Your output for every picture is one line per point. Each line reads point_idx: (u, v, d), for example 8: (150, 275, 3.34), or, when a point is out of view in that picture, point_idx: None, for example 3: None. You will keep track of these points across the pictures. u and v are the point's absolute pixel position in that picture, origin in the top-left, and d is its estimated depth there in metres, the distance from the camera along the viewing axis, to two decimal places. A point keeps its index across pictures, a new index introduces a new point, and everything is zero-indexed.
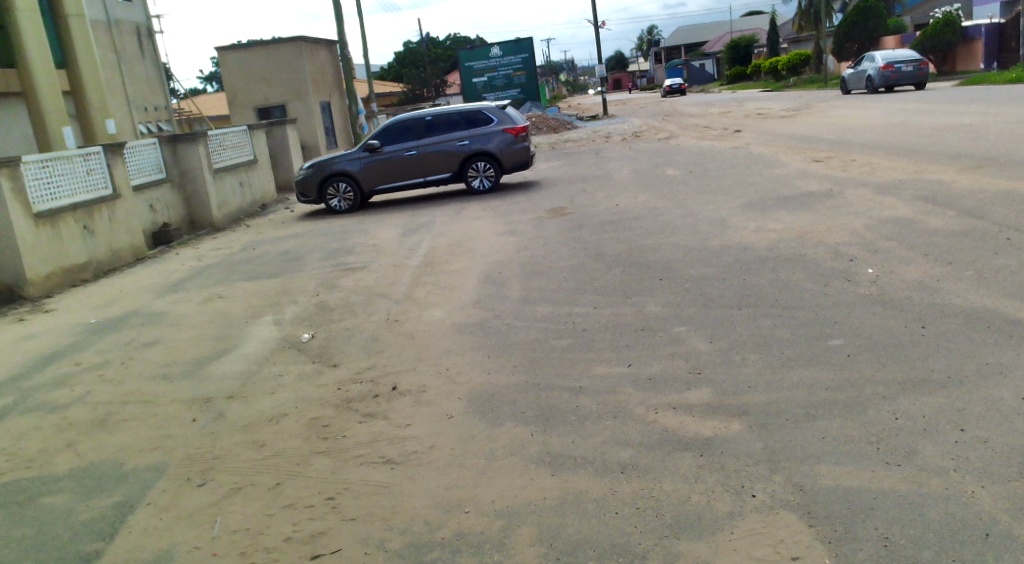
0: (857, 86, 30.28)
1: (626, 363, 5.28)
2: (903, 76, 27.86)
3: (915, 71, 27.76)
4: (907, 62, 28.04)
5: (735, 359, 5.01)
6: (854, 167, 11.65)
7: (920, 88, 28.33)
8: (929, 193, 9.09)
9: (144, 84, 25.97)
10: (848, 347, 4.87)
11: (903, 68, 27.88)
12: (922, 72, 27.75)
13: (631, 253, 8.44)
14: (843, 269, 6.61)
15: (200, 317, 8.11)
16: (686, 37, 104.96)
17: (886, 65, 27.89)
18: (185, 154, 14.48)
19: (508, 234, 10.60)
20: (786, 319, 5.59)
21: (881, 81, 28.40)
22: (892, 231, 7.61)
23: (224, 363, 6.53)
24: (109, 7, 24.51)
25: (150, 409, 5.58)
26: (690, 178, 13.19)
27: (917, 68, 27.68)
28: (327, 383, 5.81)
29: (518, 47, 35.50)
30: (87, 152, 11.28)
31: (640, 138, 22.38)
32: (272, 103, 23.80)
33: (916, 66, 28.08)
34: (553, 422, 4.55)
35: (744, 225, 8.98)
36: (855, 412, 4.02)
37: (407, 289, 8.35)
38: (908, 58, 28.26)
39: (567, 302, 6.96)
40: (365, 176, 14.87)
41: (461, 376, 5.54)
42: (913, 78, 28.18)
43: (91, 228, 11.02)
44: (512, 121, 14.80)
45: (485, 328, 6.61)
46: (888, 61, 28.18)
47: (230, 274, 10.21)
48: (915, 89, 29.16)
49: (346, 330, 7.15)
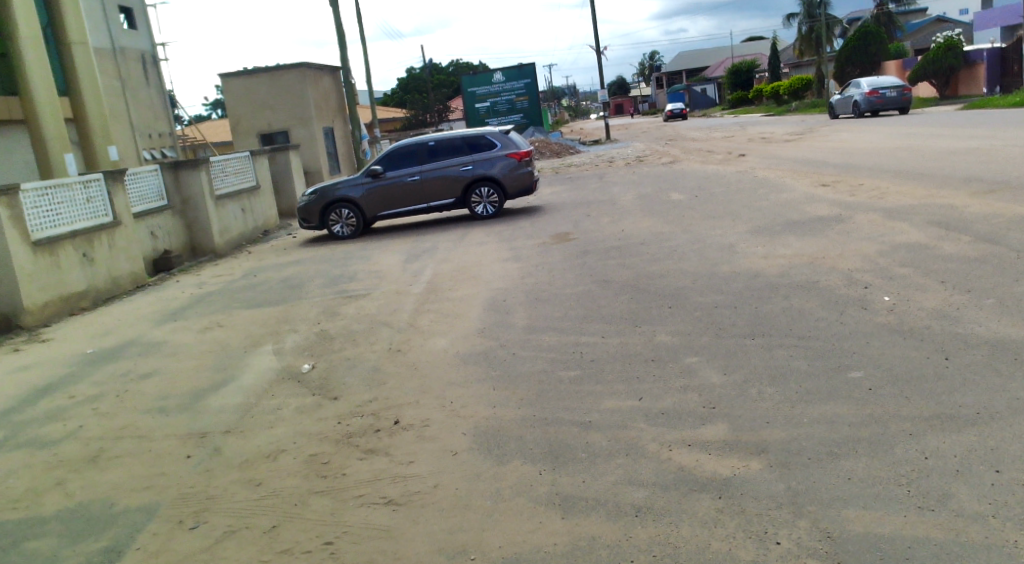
0: (845, 110, 30.68)
1: (638, 396, 5.08)
2: (889, 101, 28.29)
3: (899, 97, 28.30)
4: (891, 88, 28.50)
5: (751, 392, 4.81)
6: (862, 191, 11.50)
7: (905, 113, 28.74)
8: (942, 218, 8.92)
9: (148, 111, 26.04)
10: (870, 380, 4.66)
11: (887, 93, 28.40)
12: (906, 97, 28.31)
13: (639, 280, 8.26)
14: (858, 297, 6.42)
15: (198, 347, 7.93)
16: (687, 62, 105.70)
17: (871, 91, 28.24)
18: (187, 181, 14.41)
19: (512, 260, 10.44)
20: (802, 349, 5.40)
21: (867, 107, 28.82)
22: (906, 258, 7.43)
23: (221, 395, 6.34)
24: (113, 35, 24.64)
25: (143, 445, 5.39)
26: (696, 203, 13.06)
27: (901, 93, 28.23)
28: (327, 417, 5.62)
29: (521, 73, 35.63)
30: (88, 180, 11.20)
31: (644, 163, 22.30)
32: (276, 129, 23.80)
33: (900, 92, 28.54)
34: (562, 460, 4.35)
35: (754, 251, 8.82)
36: (881, 450, 3.82)
37: (409, 317, 8.17)
38: (893, 84, 28.74)
39: (574, 331, 6.77)
40: (368, 202, 14.76)
41: (466, 409, 5.34)
42: (897, 103, 28.63)
43: (91, 255, 10.89)
44: (515, 146, 14.70)
45: (490, 358, 6.43)
46: (874, 87, 28.62)
47: (230, 302, 10.05)
48: (901, 113, 29.55)
49: (346, 361, 6.96)
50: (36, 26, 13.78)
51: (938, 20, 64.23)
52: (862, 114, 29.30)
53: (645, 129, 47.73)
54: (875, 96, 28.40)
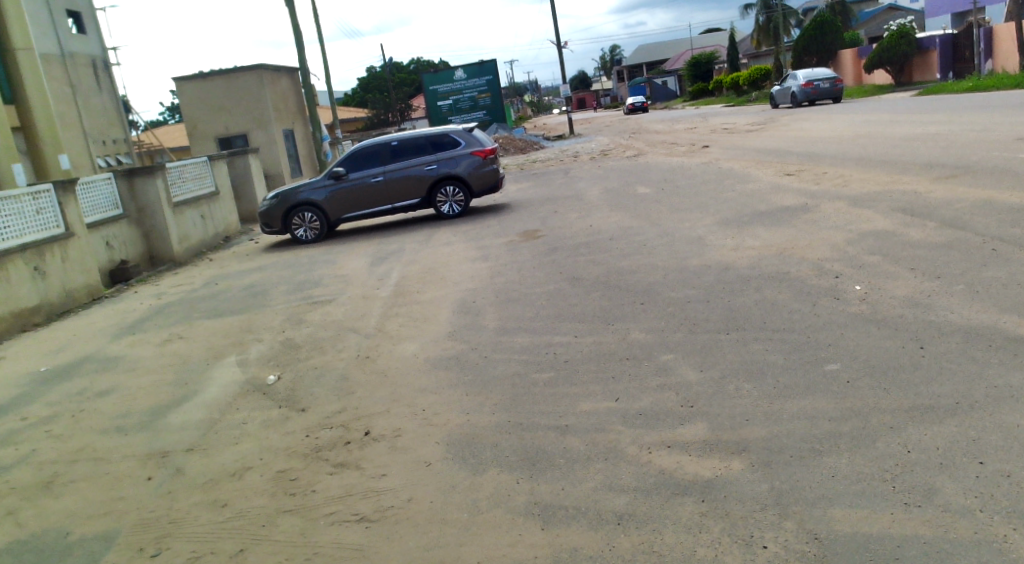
0: (784, 99, 32.43)
1: (614, 397, 4.96)
2: (823, 92, 30.10)
3: (832, 88, 30.18)
4: (824, 78, 30.22)
5: (729, 389, 4.72)
6: (826, 180, 11.56)
7: (837, 102, 30.56)
8: (907, 204, 8.97)
9: (101, 117, 25.38)
10: (847, 372, 4.61)
11: (821, 84, 30.21)
12: (838, 88, 30.22)
13: (610, 276, 8.17)
14: (830, 287, 6.39)
15: (158, 360, 7.67)
16: (647, 55, 106.19)
17: (806, 84, 29.96)
18: (143, 188, 14.01)
19: (480, 260, 10.30)
20: (777, 343, 5.33)
21: (803, 98, 30.61)
22: (874, 245, 7.44)
23: (183, 411, 6.11)
24: (61, 39, 23.96)
25: (102, 468, 5.15)
26: (663, 196, 13.02)
27: (833, 84, 30.21)
28: (296, 430, 5.43)
29: (482, 69, 35.45)
30: (37, 190, 10.83)
31: (609, 156, 22.31)
32: (234, 133, 23.34)
33: (833, 83, 30.32)
34: (539, 467, 4.22)
35: (722, 243, 8.78)
36: (863, 445, 3.76)
37: (377, 322, 7.98)
38: (826, 75, 30.57)
39: (546, 331, 6.65)
40: (332, 205, 14.49)
41: (438, 417, 5.19)
42: (829, 94, 30.40)
43: (42, 269, 10.51)
44: (479, 144, 14.54)
45: (461, 362, 6.27)
46: (809, 79, 30.40)
47: (191, 312, 9.76)
48: (833, 103, 31.26)
49: (314, 370, 6.76)
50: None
51: (889, 8, 65.31)
52: (799, 105, 31.16)
53: (608, 122, 47.92)
54: (809, 88, 30.22)
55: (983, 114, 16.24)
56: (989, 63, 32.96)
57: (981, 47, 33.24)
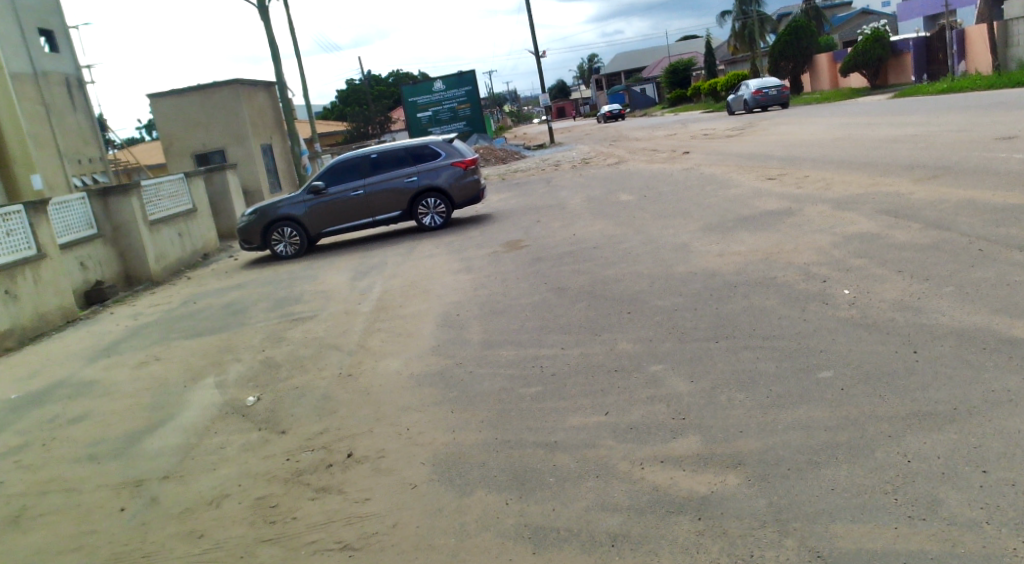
0: (738, 107, 35.17)
1: (603, 411, 4.83)
2: (772, 98, 32.87)
3: (780, 95, 32.97)
4: (773, 86, 33.09)
5: (721, 400, 4.61)
6: (808, 183, 11.54)
7: (785, 107, 33.35)
8: (891, 206, 8.93)
9: (75, 136, 25.03)
10: (842, 379, 4.49)
11: (770, 91, 33.04)
12: (785, 95, 33.08)
13: (595, 285, 8.06)
14: (818, 292, 6.31)
15: (133, 383, 7.46)
16: (625, 63, 106.71)
17: (756, 92, 32.80)
18: (118, 207, 13.75)
19: (464, 272, 10.16)
20: (769, 350, 5.22)
21: (755, 104, 33.36)
22: (860, 248, 7.37)
23: (158, 437, 5.91)
24: (34, 58, 23.66)
25: (72, 500, 4.95)
26: (646, 203, 12.94)
27: (781, 91, 32.99)
28: (276, 453, 5.26)
29: (461, 80, 35.38)
30: (7, 212, 10.60)
31: (590, 165, 22.25)
32: (211, 149, 23.09)
33: (781, 91, 33.05)
34: (530, 486, 4.07)
35: (707, 249, 8.69)
36: (862, 455, 3.64)
37: (360, 338, 7.82)
38: (776, 83, 33.31)
39: (532, 344, 6.51)
40: (311, 220, 14.28)
41: (423, 436, 5.03)
42: (779, 101, 33.20)
43: (14, 291, 10.27)
44: (460, 154, 14.44)
45: (447, 378, 6.11)
46: (760, 88, 33.18)
47: (168, 333, 9.54)
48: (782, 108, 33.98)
49: (295, 390, 6.58)
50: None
51: (862, 12, 65.99)
52: (751, 111, 34.05)
53: (588, 130, 48.02)
54: (759, 95, 33.05)
55: (960, 114, 16.31)
56: (963, 64, 33.20)
57: (954, 48, 33.34)
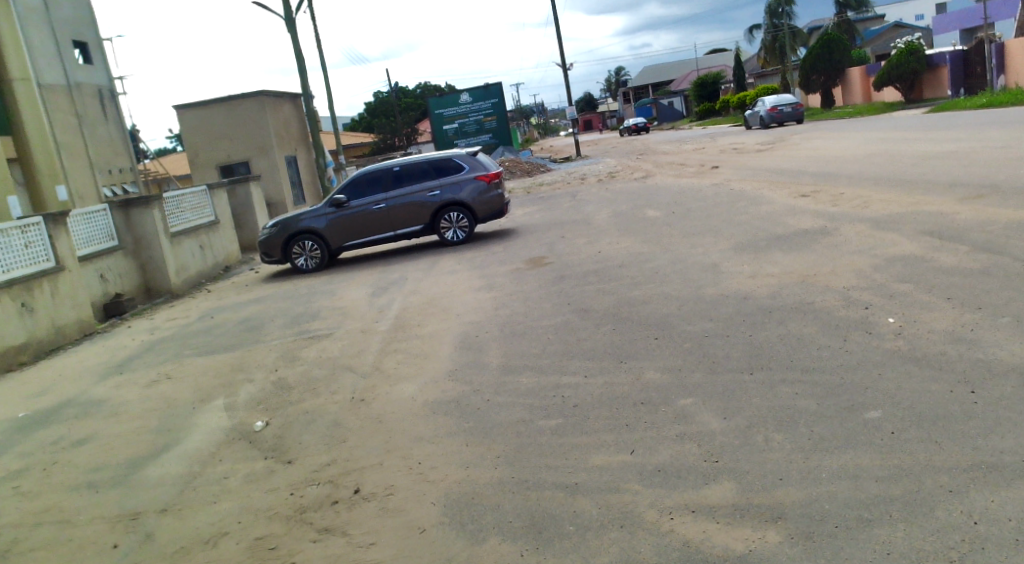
0: (756, 121, 36.02)
1: (629, 450, 4.47)
2: (788, 115, 33.74)
3: (795, 112, 33.86)
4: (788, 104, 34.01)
5: (758, 440, 4.23)
6: (844, 201, 11.10)
7: (800, 123, 34.24)
8: (934, 226, 8.48)
9: (106, 146, 25.19)
10: (891, 421, 4.09)
11: (785, 109, 33.93)
12: (800, 112, 33.96)
13: (621, 307, 7.69)
14: (859, 320, 5.90)
15: (141, 404, 7.23)
16: (652, 76, 106.25)
17: (771, 110, 33.67)
18: (139, 219, 13.66)
19: (485, 290, 9.85)
20: (809, 385, 4.82)
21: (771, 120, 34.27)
22: (903, 272, 6.94)
23: (160, 464, 5.65)
24: (67, 69, 23.86)
25: (65, 534, 4.71)
26: (674, 219, 12.56)
27: (796, 108, 33.90)
28: (279, 486, 4.97)
29: (488, 93, 35.24)
30: (26, 223, 10.51)
31: (616, 179, 21.90)
32: (235, 160, 23.08)
33: (796, 107, 33.98)
34: (547, 535, 3.73)
35: (738, 270, 8.29)
36: (920, 514, 3.25)
37: (375, 359, 7.53)
38: (791, 100, 34.18)
39: (553, 371, 6.16)
40: (332, 233, 14.07)
41: (435, 472, 4.71)
42: (794, 117, 34.09)
43: (30, 304, 10.16)
44: (484, 168, 14.17)
45: (462, 407, 5.78)
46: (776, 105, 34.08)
47: (183, 349, 9.34)
48: (798, 122, 34.90)
49: (304, 415, 6.29)
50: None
51: (896, 25, 64.90)
52: (768, 127, 34.76)
53: (615, 143, 47.68)
54: (775, 112, 34.02)
55: (1003, 130, 15.74)
56: (1002, 79, 32.45)
57: (993, 62, 32.70)
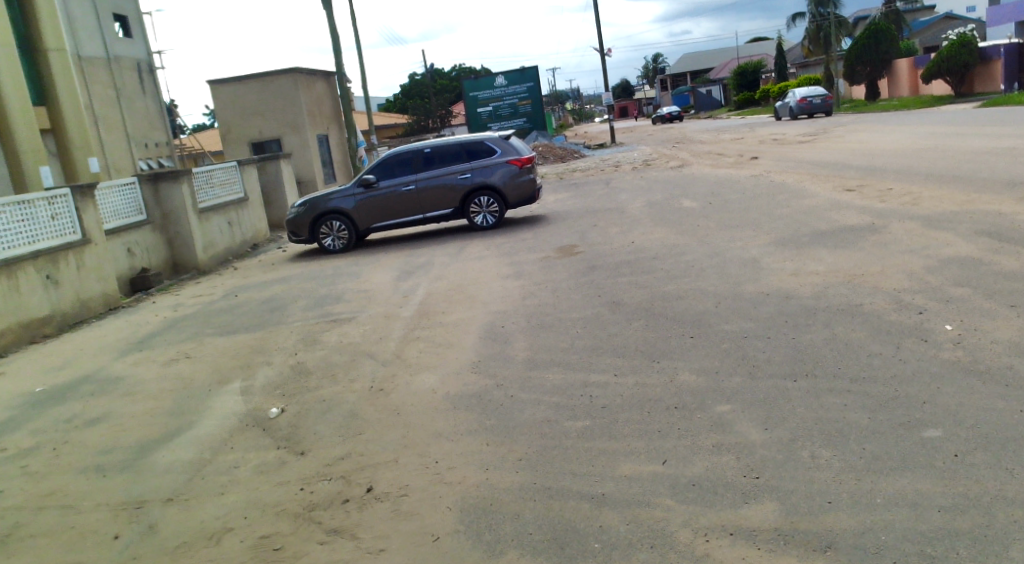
0: (785, 113, 36.06)
1: (661, 460, 4.15)
2: (817, 107, 33.92)
3: (824, 104, 34.10)
4: (818, 95, 34.21)
5: (803, 456, 3.88)
6: (893, 197, 10.60)
7: (829, 115, 34.36)
8: (992, 227, 8.01)
9: (143, 119, 25.20)
10: (954, 442, 3.72)
11: (814, 101, 34.13)
12: (830, 104, 34.18)
13: (654, 302, 7.34)
14: (913, 325, 5.49)
15: (158, 384, 7.05)
16: (691, 63, 104.54)
17: (801, 100, 33.84)
18: (168, 193, 13.55)
19: (513, 278, 9.55)
20: (860, 397, 4.44)
21: (799, 112, 34.44)
22: (959, 276, 6.51)
23: (170, 449, 5.45)
24: (107, 42, 23.86)
25: (66, 521, 4.51)
26: (711, 211, 12.14)
27: (825, 100, 34.13)
28: (290, 480, 4.72)
29: (523, 76, 34.76)
30: (53, 195, 10.41)
31: (651, 167, 21.42)
32: (268, 137, 22.96)
33: (825, 99, 34.19)
34: (570, 552, 3.43)
35: (780, 266, 7.89)
36: (992, 553, 2.89)
37: (396, 347, 7.28)
38: (820, 93, 34.39)
39: (581, 368, 5.84)
40: (361, 214, 13.84)
41: (453, 473, 4.43)
42: (822, 109, 34.33)
43: (55, 277, 10.06)
44: (516, 152, 13.84)
45: (484, 402, 5.49)
46: (805, 96, 34.25)
47: (205, 328, 9.17)
48: (826, 115, 35.03)
49: (321, 403, 6.05)
50: (13, 51, 14.05)
51: (946, 17, 62.89)
52: (796, 118, 34.89)
53: (651, 131, 46.94)
54: (804, 103, 34.20)
55: None
56: None
57: None
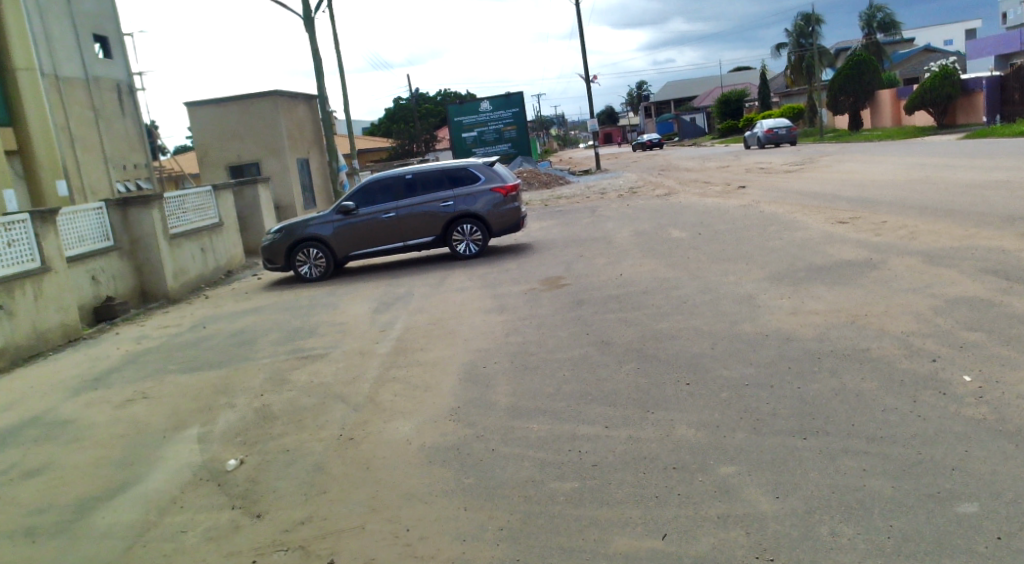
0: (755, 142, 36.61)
1: (661, 534, 3.67)
2: (783, 136, 34.58)
3: (789, 133, 34.78)
4: (781, 125, 34.90)
5: (823, 534, 3.42)
6: (889, 230, 10.29)
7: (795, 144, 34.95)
8: (997, 264, 7.66)
9: (121, 141, 24.61)
10: (995, 522, 3.29)
11: (779, 131, 34.77)
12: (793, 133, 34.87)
13: (646, 342, 6.89)
14: (928, 375, 5.08)
15: (109, 429, 6.49)
16: (675, 91, 105.32)
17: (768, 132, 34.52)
18: (137, 218, 12.99)
19: (496, 312, 9.08)
20: (880, 460, 4.00)
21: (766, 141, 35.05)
22: (969, 318, 6.13)
23: (110, 509, 4.89)
24: (86, 62, 23.31)
25: None
26: (701, 241, 11.77)
27: (790, 131, 34.78)
28: (240, 549, 4.19)
29: (508, 102, 34.56)
30: (11, 220, 9.84)
31: (637, 195, 21.12)
32: (246, 161, 22.48)
33: (789, 130, 34.88)
34: None
35: (778, 304, 7.48)
36: None
37: (369, 388, 6.78)
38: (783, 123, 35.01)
39: (569, 418, 5.36)
40: (339, 241, 13.35)
41: (425, 545, 3.93)
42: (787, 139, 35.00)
43: (10, 307, 9.48)
44: (500, 179, 13.44)
45: (462, 457, 4.99)
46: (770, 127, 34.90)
47: (168, 363, 8.60)
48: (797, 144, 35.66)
49: (284, 454, 5.52)
50: None
51: (926, 49, 63.73)
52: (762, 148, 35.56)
53: (634, 157, 47.02)
54: (770, 133, 34.89)
55: None
56: None
57: None
